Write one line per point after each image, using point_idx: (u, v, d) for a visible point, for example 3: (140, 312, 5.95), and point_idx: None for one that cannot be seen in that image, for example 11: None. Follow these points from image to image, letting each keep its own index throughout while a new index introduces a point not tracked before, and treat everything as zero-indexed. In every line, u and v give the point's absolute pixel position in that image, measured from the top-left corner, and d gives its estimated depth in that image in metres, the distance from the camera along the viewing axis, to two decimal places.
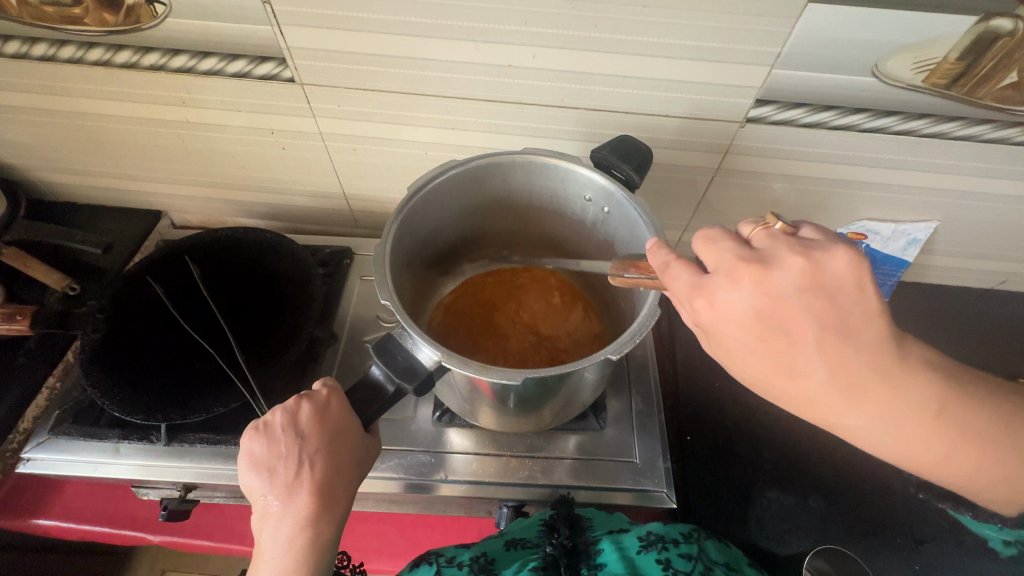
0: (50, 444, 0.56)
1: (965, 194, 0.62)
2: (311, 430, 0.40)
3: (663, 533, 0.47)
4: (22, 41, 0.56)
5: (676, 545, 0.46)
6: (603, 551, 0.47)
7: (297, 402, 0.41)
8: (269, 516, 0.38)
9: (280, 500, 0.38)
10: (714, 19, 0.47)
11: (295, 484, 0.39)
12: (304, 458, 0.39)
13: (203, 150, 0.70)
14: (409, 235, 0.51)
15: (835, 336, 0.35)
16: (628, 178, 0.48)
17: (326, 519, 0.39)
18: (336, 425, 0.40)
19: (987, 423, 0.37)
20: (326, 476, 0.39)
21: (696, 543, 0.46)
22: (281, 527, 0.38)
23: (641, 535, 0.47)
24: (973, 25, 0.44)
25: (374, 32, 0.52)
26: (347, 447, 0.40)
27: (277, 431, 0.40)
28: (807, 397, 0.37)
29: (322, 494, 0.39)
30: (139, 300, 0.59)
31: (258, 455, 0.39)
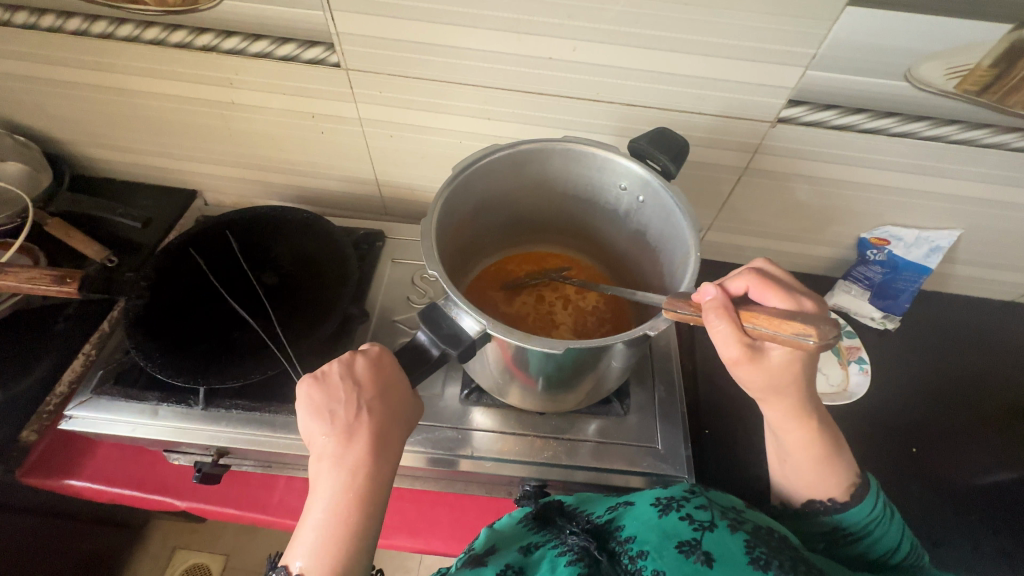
0: (91, 403, 0.57)
1: (990, 203, 0.63)
2: (367, 380, 0.42)
3: (671, 494, 0.48)
4: (84, 18, 0.59)
5: (688, 500, 0.46)
6: (626, 526, 0.47)
7: (352, 355, 0.42)
8: (327, 457, 0.39)
9: (340, 441, 0.39)
10: (753, 19, 0.49)
11: (354, 426, 0.40)
12: (361, 403, 0.40)
13: (244, 131, 0.72)
14: (451, 213, 0.52)
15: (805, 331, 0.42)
16: (664, 169, 0.49)
17: (381, 462, 0.40)
18: (389, 377, 0.42)
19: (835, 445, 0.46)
20: (380, 422, 0.41)
21: (703, 495, 0.48)
22: (340, 467, 0.38)
23: (652, 501, 0.48)
24: (1007, 33, 0.46)
25: (421, 20, 0.54)
26: (401, 396, 0.42)
27: (334, 379, 0.41)
28: (762, 369, 0.42)
29: (378, 437, 0.40)
30: (182, 269, 0.61)
31: (317, 400, 0.40)
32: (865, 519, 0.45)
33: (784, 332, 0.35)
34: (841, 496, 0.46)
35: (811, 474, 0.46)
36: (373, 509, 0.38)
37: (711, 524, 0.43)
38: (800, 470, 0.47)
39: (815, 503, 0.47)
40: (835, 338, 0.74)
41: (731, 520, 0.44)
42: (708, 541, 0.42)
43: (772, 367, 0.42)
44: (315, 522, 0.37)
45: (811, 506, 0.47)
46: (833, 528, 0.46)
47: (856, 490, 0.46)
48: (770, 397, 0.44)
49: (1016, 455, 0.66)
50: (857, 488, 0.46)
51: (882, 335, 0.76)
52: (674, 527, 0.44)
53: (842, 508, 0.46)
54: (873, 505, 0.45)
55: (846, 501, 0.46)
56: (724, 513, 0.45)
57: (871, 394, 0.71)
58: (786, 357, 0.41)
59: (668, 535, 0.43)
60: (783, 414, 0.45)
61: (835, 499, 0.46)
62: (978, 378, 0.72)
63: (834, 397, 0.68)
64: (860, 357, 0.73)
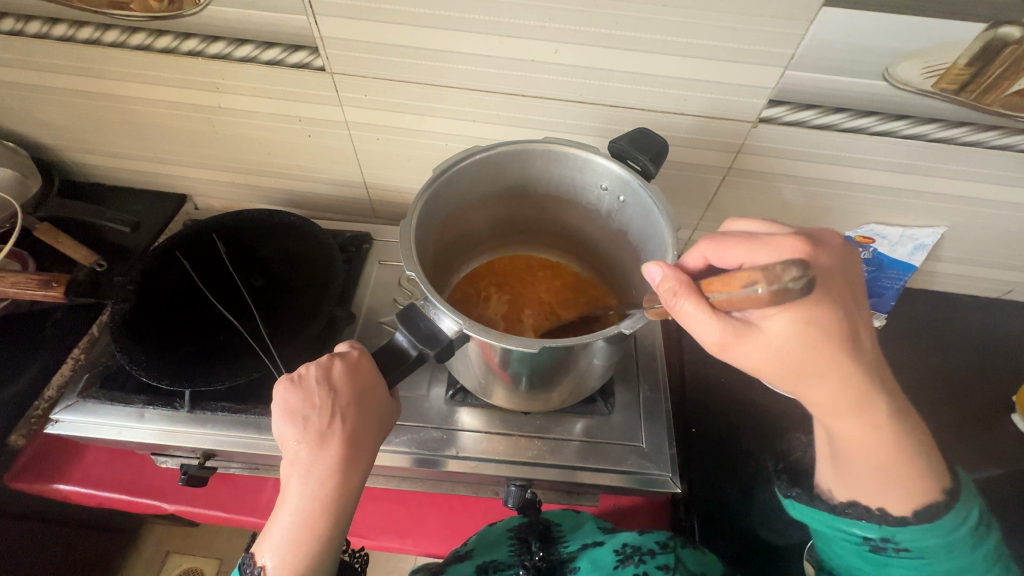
0: (78, 407, 0.57)
1: (972, 201, 0.63)
2: (343, 387, 0.42)
3: (638, 544, 0.52)
4: (70, 25, 0.59)
5: (653, 558, 0.51)
6: (580, 567, 0.53)
7: (330, 359, 0.43)
8: (299, 462, 0.39)
9: (312, 447, 0.39)
10: (731, 20, 0.49)
11: (327, 433, 0.40)
12: (336, 410, 0.41)
13: (232, 135, 0.72)
14: (432, 214, 0.53)
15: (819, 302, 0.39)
16: (644, 169, 0.49)
17: (352, 469, 0.40)
18: (366, 383, 0.42)
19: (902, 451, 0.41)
20: (354, 429, 0.41)
21: (673, 553, 0.51)
22: (311, 473, 0.39)
23: (617, 548, 0.53)
24: (982, 32, 0.46)
25: (403, 24, 0.54)
26: (378, 402, 0.43)
27: (311, 383, 0.42)
28: (773, 355, 0.39)
29: (351, 444, 0.41)
30: (169, 273, 0.61)
31: (292, 405, 0.41)
32: (925, 543, 0.40)
33: (739, 287, 0.34)
34: (902, 508, 0.41)
35: (870, 476, 0.41)
36: (342, 514, 0.39)
37: None
38: (854, 473, 0.42)
39: (862, 506, 0.42)
40: None
41: None
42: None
43: (801, 353, 0.38)
44: (284, 523, 0.38)
45: (858, 507, 0.42)
46: (875, 537, 0.42)
47: (924, 507, 0.40)
48: (812, 389, 0.40)
49: (1002, 451, 0.66)
50: (934, 506, 0.40)
51: None
52: None
53: (899, 522, 0.41)
54: (950, 526, 0.40)
55: (907, 515, 0.41)
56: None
57: None
58: (822, 337, 0.38)
59: None
60: (837, 407, 0.41)
61: (891, 509, 0.41)
62: (965, 375, 0.72)
63: None
64: None
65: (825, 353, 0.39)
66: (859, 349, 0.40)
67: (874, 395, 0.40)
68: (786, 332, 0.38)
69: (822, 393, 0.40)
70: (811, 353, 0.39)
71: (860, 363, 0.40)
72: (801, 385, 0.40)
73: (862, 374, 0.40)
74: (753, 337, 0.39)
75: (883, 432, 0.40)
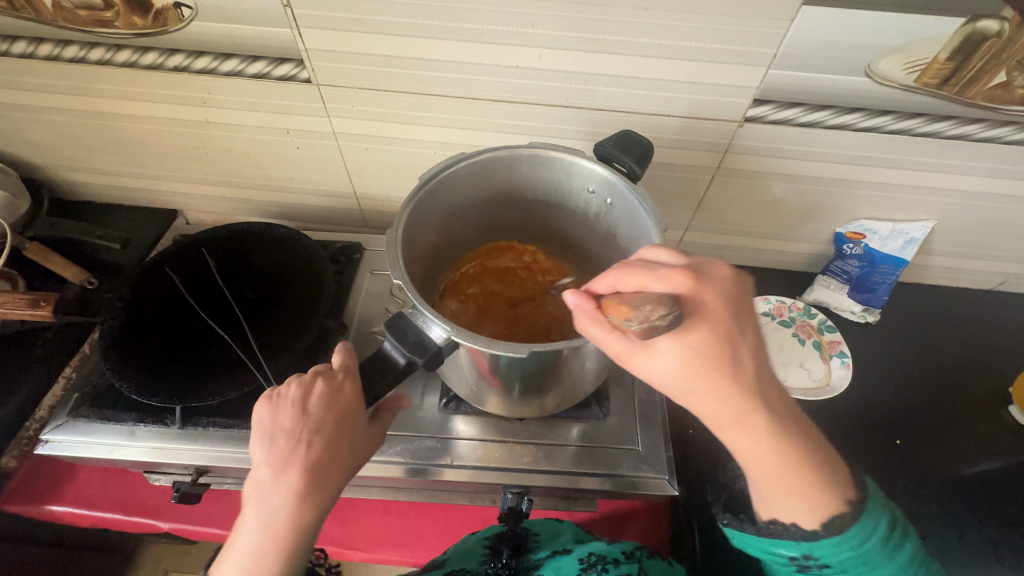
0: (68, 426, 0.57)
1: (960, 194, 0.63)
2: (316, 410, 0.41)
3: (605, 553, 0.53)
4: (55, 44, 0.59)
5: (616, 565, 0.52)
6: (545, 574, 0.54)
7: (310, 379, 0.42)
8: (259, 485, 0.38)
9: (272, 471, 0.38)
10: (713, 22, 0.50)
11: (290, 457, 0.39)
12: (304, 433, 0.40)
13: (220, 149, 0.72)
14: (421, 222, 0.53)
15: (720, 321, 0.39)
16: (630, 170, 0.49)
17: (310, 501, 0.38)
18: (341, 408, 0.41)
19: (810, 461, 0.39)
20: (319, 456, 0.39)
21: (635, 561, 0.52)
22: (266, 498, 0.37)
23: (582, 557, 0.53)
24: (960, 27, 0.47)
25: (388, 34, 0.55)
26: (349, 430, 0.41)
27: (288, 404, 0.41)
28: (667, 371, 0.39)
29: (314, 473, 0.38)
30: (158, 288, 0.61)
31: (265, 423, 0.40)
32: (839, 556, 0.40)
33: (623, 317, 0.39)
34: (811, 522, 0.40)
35: (776, 494, 0.40)
36: (292, 550, 0.36)
37: None
38: (766, 486, 0.40)
39: (780, 523, 0.41)
40: (816, 333, 0.74)
41: None
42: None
43: (686, 371, 0.39)
44: (235, 548, 0.36)
45: (776, 525, 0.41)
46: (798, 555, 0.41)
47: (834, 519, 0.39)
48: (700, 403, 0.40)
49: (1000, 443, 0.66)
50: (840, 517, 0.39)
51: (863, 329, 0.76)
52: None
53: (812, 536, 0.40)
54: (859, 538, 0.39)
55: (817, 529, 0.40)
56: None
57: (853, 388, 0.71)
58: (702, 357, 0.38)
59: None
60: (723, 420, 0.39)
61: (801, 524, 0.40)
62: (960, 368, 0.72)
63: (817, 393, 0.68)
64: (842, 352, 0.72)
65: (715, 376, 0.38)
66: (736, 365, 0.39)
67: (757, 411, 0.39)
68: (672, 354, 0.39)
69: (714, 404, 0.39)
70: (691, 371, 0.39)
71: (736, 378, 0.39)
72: (690, 399, 0.40)
73: (739, 391, 0.39)
74: (649, 357, 0.39)
75: (778, 450, 0.39)
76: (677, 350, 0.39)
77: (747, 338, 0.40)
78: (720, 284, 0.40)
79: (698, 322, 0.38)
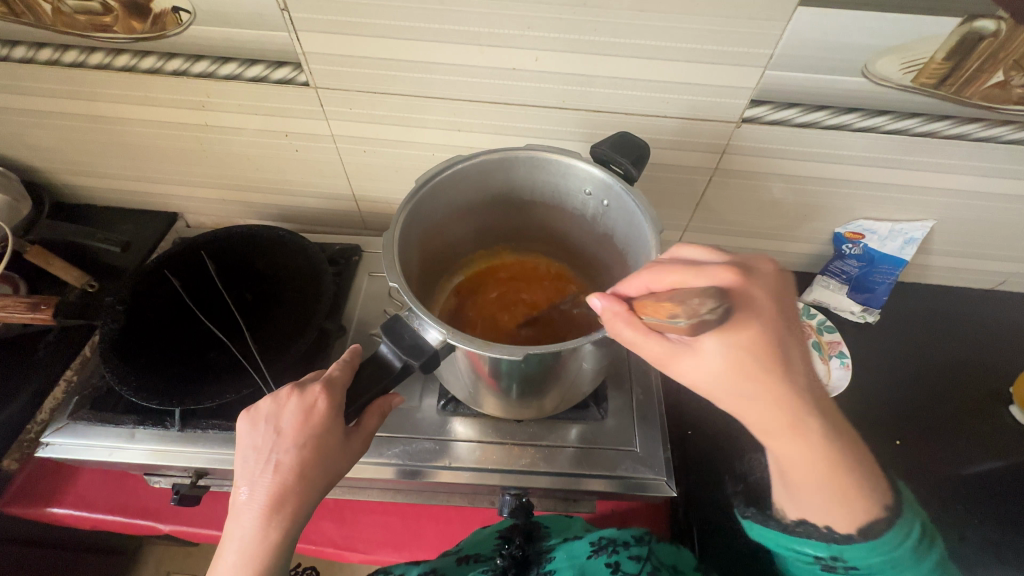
0: (68, 429, 0.57)
1: (960, 194, 0.63)
2: (287, 430, 0.39)
3: (615, 537, 0.53)
4: (55, 49, 0.60)
5: (626, 548, 0.52)
6: (553, 559, 0.54)
7: (286, 395, 0.41)
8: (234, 506, 0.38)
9: (244, 493, 0.38)
10: (709, 23, 0.50)
11: (259, 480, 0.38)
12: (273, 454, 0.39)
13: (220, 152, 0.72)
14: (418, 224, 0.53)
15: (763, 323, 0.38)
16: (626, 172, 0.49)
17: (275, 526, 0.37)
18: (310, 428, 0.39)
19: (851, 467, 0.39)
20: (286, 480, 0.38)
21: (646, 545, 0.52)
22: (237, 521, 0.37)
23: (593, 540, 0.54)
24: (957, 26, 0.47)
25: (385, 38, 0.55)
26: (323, 450, 0.39)
27: (264, 421, 0.40)
28: (705, 374, 0.39)
29: (281, 497, 0.38)
30: (158, 291, 0.61)
31: (244, 440, 0.40)
32: (869, 559, 0.39)
33: (665, 315, 0.35)
34: (845, 526, 0.39)
35: (809, 495, 0.40)
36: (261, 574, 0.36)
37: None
38: (805, 492, 0.40)
39: (810, 523, 0.41)
40: (815, 333, 0.74)
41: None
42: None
43: (731, 371, 0.38)
44: (215, 569, 0.37)
45: (806, 526, 0.41)
46: (825, 555, 0.41)
47: (869, 526, 0.39)
48: (745, 407, 0.39)
49: (1001, 443, 0.66)
50: (877, 524, 0.39)
51: (862, 329, 0.76)
52: (594, 569, 0.50)
53: (846, 540, 0.39)
54: (892, 543, 0.38)
55: (852, 533, 0.39)
56: (656, 569, 0.50)
57: (853, 388, 0.71)
58: (751, 356, 0.38)
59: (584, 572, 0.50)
60: (770, 426, 0.39)
61: (835, 528, 0.40)
62: (961, 368, 0.72)
63: None
64: (841, 352, 0.71)
65: (755, 379, 0.38)
66: (789, 366, 0.38)
67: (809, 414, 0.38)
68: (717, 354, 0.38)
69: (763, 411, 0.39)
70: (737, 375, 0.38)
71: (791, 382, 0.38)
72: (736, 404, 0.39)
73: (794, 393, 0.38)
74: (690, 358, 0.39)
75: (824, 453, 0.39)
76: (721, 349, 0.38)
77: (795, 341, 0.39)
78: (765, 279, 0.40)
79: (746, 323, 0.38)
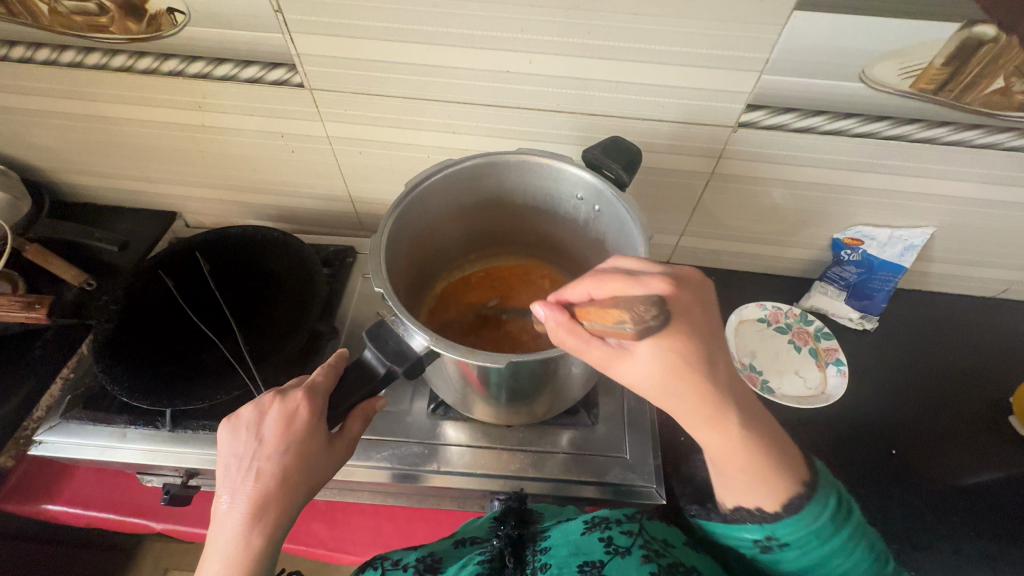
0: (61, 427, 0.58)
1: (961, 201, 0.62)
2: (269, 436, 0.39)
3: (607, 514, 0.48)
4: (52, 49, 0.60)
5: (618, 524, 0.46)
6: (550, 537, 0.48)
7: (268, 402, 0.41)
8: (216, 516, 0.38)
9: (226, 502, 0.37)
10: (703, 27, 0.49)
11: (241, 488, 0.38)
12: (255, 462, 0.38)
13: (217, 152, 0.73)
14: (406, 229, 0.53)
15: (684, 323, 0.37)
16: (618, 178, 0.50)
17: (259, 532, 0.37)
18: (294, 433, 0.39)
19: (772, 449, 0.39)
20: (268, 486, 0.38)
21: (636, 522, 0.47)
22: (219, 530, 0.37)
23: (587, 518, 0.48)
24: (956, 32, 0.46)
25: (378, 39, 0.55)
26: (305, 455, 0.39)
27: (245, 429, 0.40)
28: (639, 378, 0.38)
29: (263, 504, 0.37)
30: (152, 292, 0.62)
31: (224, 449, 0.40)
32: (797, 534, 0.39)
33: (611, 322, 0.36)
34: (773, 505, 0.40)
35: (740, 485, 0.40)
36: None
37: (625, 550, 0.43)
38: (733, 481, 0.40)
39: (744, 509, 0.41)
40: (812, 340, 0.73)
41: (651, 551, 0.44)
42: (612, 567, 0.42)
43: (663, 373, 0.37)
44: None
45: (740, 512, 0.41)
46: (761, 537, 0.41)
47: (791, 501, 0.39)
48: (670, 405, 0.38)
49: (1000, 454, 0.65)
50: (793, 498, 0.39)
51: (861, 336, 0.75)
52: (589, 546, 0.44)
53: (773, 518, 0.40)
54: (812, 517, 0.39)
55: (778, 511, 0.40)
56: (649, 544, 0.45)
57: (849, 396, 0.70)
58: (680, 358, 0.37)
59: (580, 551, 0.44)
60: (694, 420, 0.39)
61: (765, 508, 0.40)
62: (960, 377, 0.71)
63: (812, 400, 0.67)
64: (838, 359, 0.71)
65: (686, 377, 0.37)
66: (711, 367, 0.37)
67: (728, 405, 0.38)
68: (651, 359, 0.37)
69: (686, 405, 0.38)
70: (668, 375, 0.37)
71: (710, 384, 0.38)
72: (666, 400, 0.38)
73: (714, 392, 0.38)
74: (628, 362, 0.38)
75: (741, 440, 0.39)
76: (656, 352, 0.37)
77: (716, 336, 0.38)
78: (691, 288, 0.39)
79: (674, 326, 0.36)
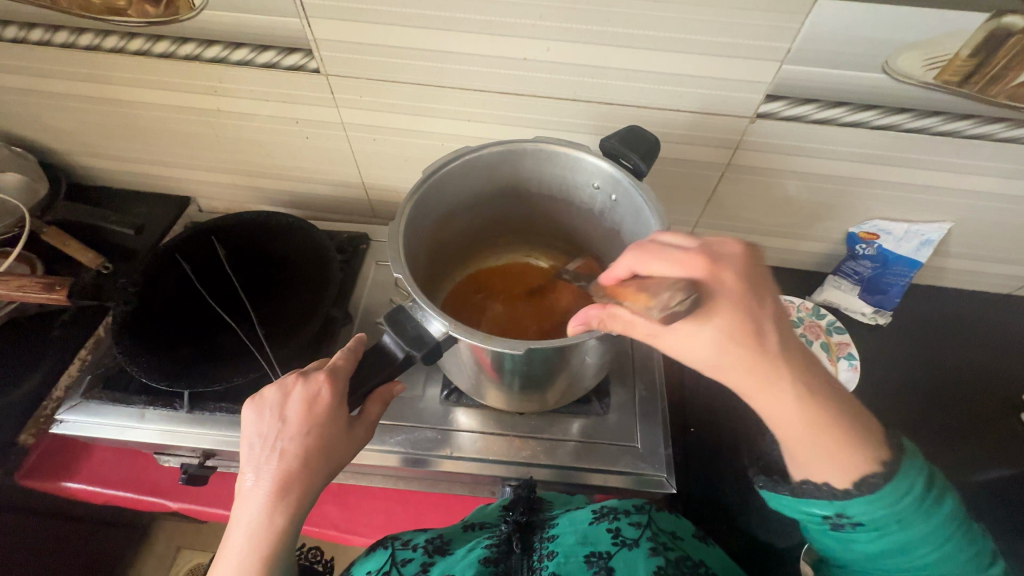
0: (81, 407, 0.59)
1: (980, 196, 0.61)
2: (293, 418, 0.40)
3: (616, 505, 0.48)
4: (70, 31, 0.60)
5: (627, 515, 0.47)
6: (557, 524, 0.48)
7: (291, 384, 0.41)
8: (240, 494, 0.38)
9: (250, 481, 0.38)
10: (723, 15, 0.49)
11: (264, 467, 0.38)
12: (278, 442, 0.39)
13: (232, 138, 0.73)
14: (424, 215, 0.53)
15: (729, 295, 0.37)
16: (636, 167, 0.49)
17: (281, 511, 0.37)
18: (316, 415, 0.40)
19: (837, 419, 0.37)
20: (291, 467, 0.38)
21: (645, 514, 0.48)
22: (243, 507, 0.38)
23: (595, 508, 0.48)
24: (984, 22, 0.45)
25: (395, 25, 0.54)
26: (326, 437, 0.40)
27: (268, 409, 0.40)
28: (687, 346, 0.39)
29: (286, 483, 0.38)
30: (168, 275, 0.62)
31: (248, 428, 0.40)
32: (873, 514, 0.37)
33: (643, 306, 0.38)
34: (842, 482, 0.37)
35: (806, 457, 0.38)
36: (268, 560, 0.37)
37: (633, 542, 0.44)
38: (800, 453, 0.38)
39: (811, 482, 0.39)
40: (824, 334, 0.73)
41: (659, 544, 0.44)
42: (619, 558, 0.42)
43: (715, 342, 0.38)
44: (220, 555, 0.37)
45: (807, 485, 0.39)
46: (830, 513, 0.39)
47: (869, 480, 0.36)
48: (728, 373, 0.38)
49: (1011, 451, 0.65)
50: (871, 477, 0.36)
51: (873, 331, 0.75)
52: (596, 536, 0.45)
53: (844, 495, 0.37)
54: (893, 496, 0.36)
55: (850, 488, 0.37)
56: (657, 536, 0.45)
57: (860, 390, 0.70)
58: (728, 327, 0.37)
59: (587, 540, 0.45)
60: (746, 385, 0.38)
61: (833, 484, 0.38)
62: (973, 374, 0.71)
63: None
64: (850, 353, 0.71)
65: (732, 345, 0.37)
66: (760, 333, 0.37)
67: (783, 370, 0.37)
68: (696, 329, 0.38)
69: (738, 369, 0.38)
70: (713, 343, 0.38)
71: (761, 350, 0.38)
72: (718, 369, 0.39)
73: (767, 355, 0.37)
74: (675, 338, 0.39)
75: (800, 406, 0.37)
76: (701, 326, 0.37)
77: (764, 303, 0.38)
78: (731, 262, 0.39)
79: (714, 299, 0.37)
